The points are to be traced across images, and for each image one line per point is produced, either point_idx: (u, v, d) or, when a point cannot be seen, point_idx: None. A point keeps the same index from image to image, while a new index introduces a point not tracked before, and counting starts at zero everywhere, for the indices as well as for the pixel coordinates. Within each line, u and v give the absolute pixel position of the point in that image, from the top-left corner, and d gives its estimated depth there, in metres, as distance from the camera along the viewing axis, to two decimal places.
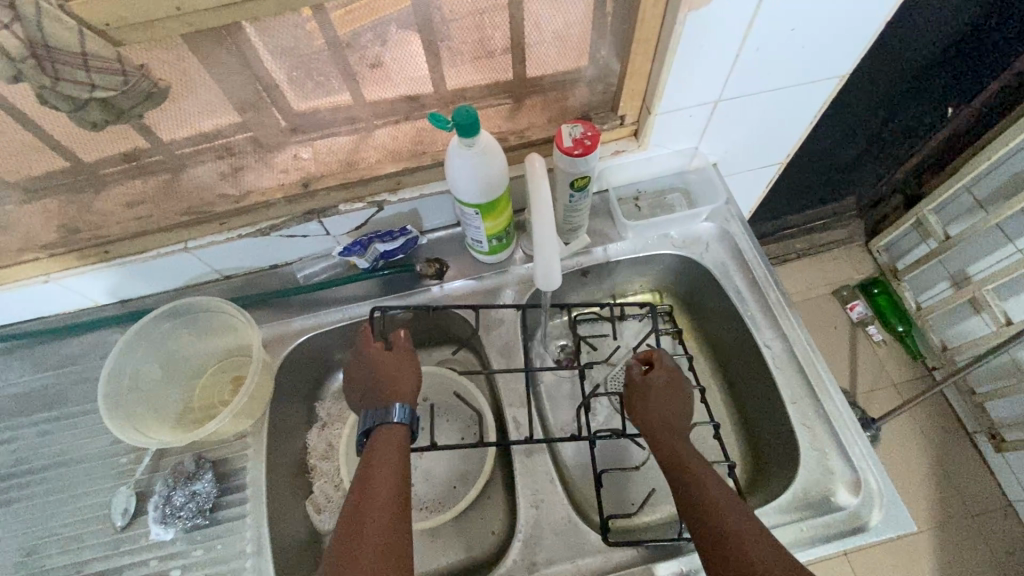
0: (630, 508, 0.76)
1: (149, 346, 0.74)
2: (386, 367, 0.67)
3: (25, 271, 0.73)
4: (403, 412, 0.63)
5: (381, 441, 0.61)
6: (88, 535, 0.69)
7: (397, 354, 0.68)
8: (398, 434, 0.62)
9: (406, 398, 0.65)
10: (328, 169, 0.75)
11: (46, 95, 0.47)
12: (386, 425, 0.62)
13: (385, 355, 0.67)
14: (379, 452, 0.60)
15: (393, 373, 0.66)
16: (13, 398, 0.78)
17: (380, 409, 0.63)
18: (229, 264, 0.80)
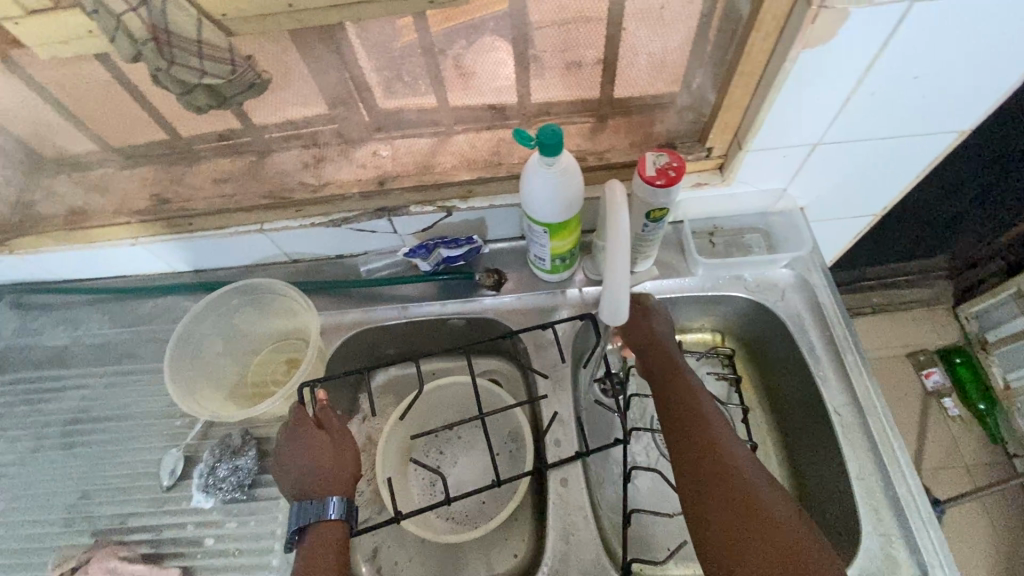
0: (658, 555, 0.71)
1: (215, 319, 0.77)
2: (324, 454, 0.65)
3: (116, 232, 0.78)
4: (339, 508, 0.61)
5: (319, 541, 0.60)
6: (137, 489, 0.72)
7: (334, 439, 0.67)
8: (334, 531, 0.61)
9: (342, 492, 0.63)
10: (404, 169, 0.75)
11: (160, 77, 0.50)
12: (321, 522, 0.60)
13: (323, 440, 0.66)
14: (315, 552, 0.59)
15: (329, 464, 0.64)
16: (90, 347, 0.83)
17: (316, 503, 0.61)
18: (299, 249, 0.83)
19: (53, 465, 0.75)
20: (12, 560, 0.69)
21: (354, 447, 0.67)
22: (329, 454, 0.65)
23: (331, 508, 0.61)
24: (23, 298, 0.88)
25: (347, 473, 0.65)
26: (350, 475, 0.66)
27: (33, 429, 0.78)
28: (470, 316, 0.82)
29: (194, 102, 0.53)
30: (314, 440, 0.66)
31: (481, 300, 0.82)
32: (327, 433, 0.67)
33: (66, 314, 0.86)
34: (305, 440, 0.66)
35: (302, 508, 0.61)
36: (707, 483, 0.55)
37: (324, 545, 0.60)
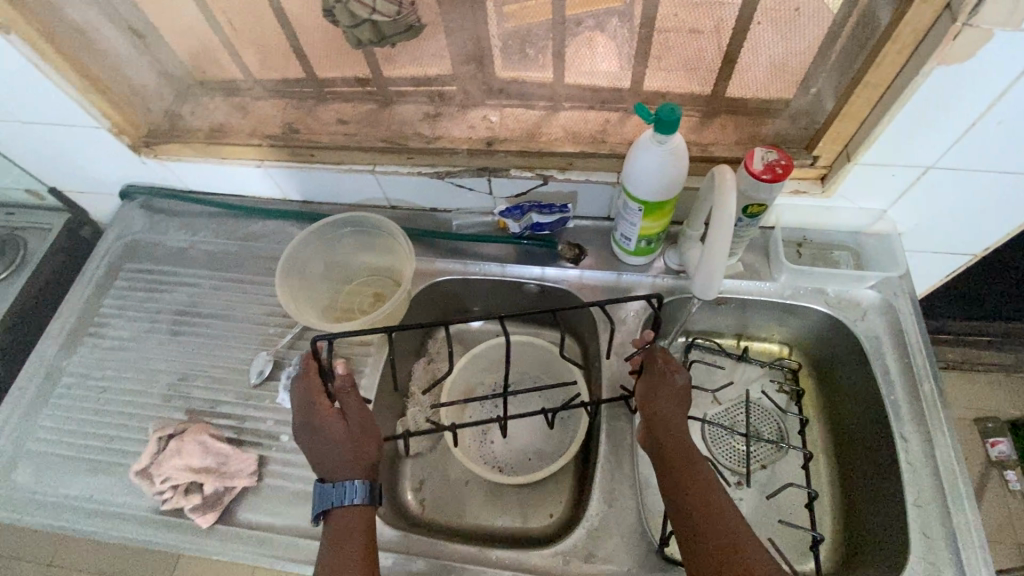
0: None
1: (322, 244, 0.84)
2: (340, 436, 0.66)
3: (245, 153, 0.86)
4: (363, 491, 0.64)
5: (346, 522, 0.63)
6: (228, 381, 0.80)
7: (351, 425, 0.67)
8: (358, 512, 0.64)
9: (361, 475, 0.65)
10: (513, 134, 0.80)
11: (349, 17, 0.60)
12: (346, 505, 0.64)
13: (338, 424, 0.67)
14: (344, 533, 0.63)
15: (347, 450, 0.66)
16: (204, 251, 0.93)
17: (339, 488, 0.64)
18: (400, 196, 0.89)
19: (158, 347, 0.84)
20: (115, 421, 0.78)
21: (373, 432, 0.68)
22: (348, 441, 0.66)
23: (354, 492, 0.64)
24: (154, 200, 0.98)
25: (368, 457, 0.67)
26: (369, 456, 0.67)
27: (148, 313, 0.87)
28: (546, 284, 0.86)
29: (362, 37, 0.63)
30: (332, 425, 0.67)
31: (558, 270, 0.85)
32: (345, 418, 0.68)
33: (188, 220, 0.96)
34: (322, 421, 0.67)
35: (327, 492, 0.64)
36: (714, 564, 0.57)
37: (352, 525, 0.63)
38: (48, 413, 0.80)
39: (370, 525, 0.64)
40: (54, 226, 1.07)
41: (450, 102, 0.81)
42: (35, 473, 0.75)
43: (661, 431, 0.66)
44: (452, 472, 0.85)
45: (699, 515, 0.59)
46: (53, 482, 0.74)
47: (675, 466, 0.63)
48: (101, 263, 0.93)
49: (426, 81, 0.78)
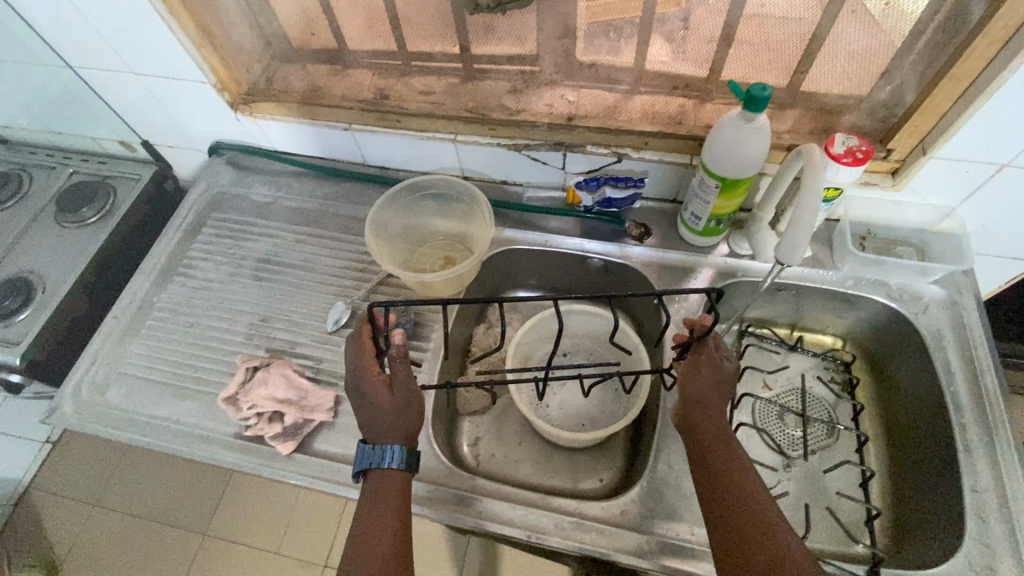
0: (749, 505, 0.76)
1: (403, 202, 0.88)
2: (385, 402, 0.68)
3: (336, 115, 0.91)
4: (399, 456, 0.65)
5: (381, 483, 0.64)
6: (307, 325, 0.85)
7: (396, 393, 0.68)
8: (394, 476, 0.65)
9: (400, 441, 0.66)
10: (593, 111, 0.84)
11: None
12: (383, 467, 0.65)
13: (384, 389, 0.68)
14: (378, 492, 0.64)
15: (389, 417, 0.67)
16: (286, 207, 0.98)
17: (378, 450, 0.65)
18: (475, 167, 0.94)
19: (242, 290, 0.89)
20: (201, 354, 0.84)
21: (416, 404, 0.68)
22: (391, 409, 0.67)
23: (392, 456, 0.65)
24: (242, 158, 1.05)
25: (409, 427, 0.67)
26: (411, 426, 0.68)
27: (234, 259, 0.93)
28: (610, 260, 0.89)
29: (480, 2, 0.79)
30: (378, 392, 0.68)
31: (623, 246, 0.89)
32: (391, 387, 0.68)
33: (272, 178, 1.02)
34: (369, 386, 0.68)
35: (366, 452, 0.65)
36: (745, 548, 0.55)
37: (389, 487, 0.64)
38: (140, 341, 0.85)
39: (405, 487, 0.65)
40: (142, 176, 1.14)
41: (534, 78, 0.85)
42: (128, 394, 0.81)
43: (700, 416, 0.65)
44: (506, 432, 0.89)
45: (734, 499, 0.58)
46: (144, 403, 0.80)
47: (712, 450, 0.62)
48: (190, 211, 0.99)
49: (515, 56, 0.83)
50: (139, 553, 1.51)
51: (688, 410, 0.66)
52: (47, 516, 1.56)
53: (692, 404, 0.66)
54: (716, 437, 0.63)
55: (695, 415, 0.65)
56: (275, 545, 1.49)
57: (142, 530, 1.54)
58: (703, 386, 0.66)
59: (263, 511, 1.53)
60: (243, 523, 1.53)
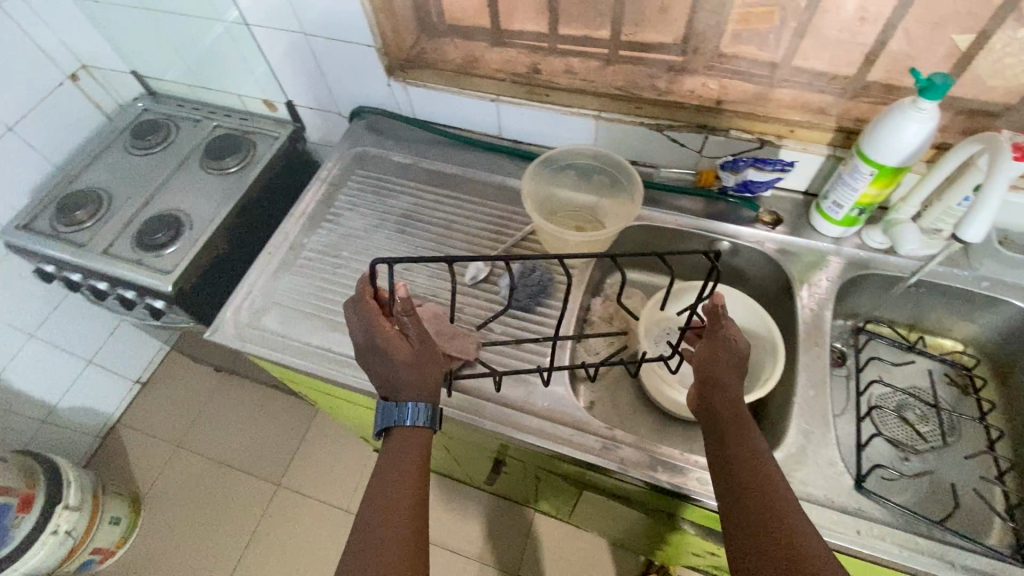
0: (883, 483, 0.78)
1: (550, 167, 0.92)
2: (405, 359, 0.65)
3: (487, 86, 0.96)
4: (424, 414, 0.64)
5: (401, 443, 0.63)
6: (447, 276, 0.91)
7: (416, 348, 0.65)
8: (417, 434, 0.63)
9: (426, 396, 0.64)
10: (741, 98, 0.88)
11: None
12: (404, 427, 0.63)
13: (399, 346, 0.65)
14: (398, 452, 0.62)
15: (411, 374, 0.64)
16: (424, 170, 1.05)
17: (398, 409, 0.63)
18: (609, 145, 0.99)
19: (385, 240, 0.96)
20: (349, 293, 0.90)
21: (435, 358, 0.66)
22: (412, 366, 0.64)
23: (416, 414, 0.63)
24: (382, 124, 1.12)
25: (432, 383, 0.65)
26: (434, 381, 0.65)
27: (377, 211, 0.99)
28: (738, 243, 0.93)
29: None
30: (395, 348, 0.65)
31: (752, 230, 0.92)
32: (410, 340, 0.65)
33: (409, 143, 1.09)
34: (383, 342, 0.65)
35: (389, 410, 0.64)
36: (752, 530, 0.53)
37: (410, 446, 0.63)
38: (292, 275, 0.92)
39: (426, 448, 0.64)
40: (280, 134, 1.22)
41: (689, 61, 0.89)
42: (281, 321, 0.87)
43: (716, 399, 0.64)
44: (621, 400, 0.92)
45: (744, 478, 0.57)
46: (298, 330, 0.86)
47: (725, 430, 0.61)
48: (335, 165, 1.06)
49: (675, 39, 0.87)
50: (214, 495, 1.59)
51: (706, 392, 0.65)
52: (133, 451, 1.66)
53: (710, 386, 0.65)
54: (732, 419, 0.62)
55: (711, 396, 0.65)
56: (345, 503, 1.54)
57: (219, 473, 1.62)
58: (722, 368, 0.66)
59: (333, 469, 1.59)
60: (314, 477, 1.59)
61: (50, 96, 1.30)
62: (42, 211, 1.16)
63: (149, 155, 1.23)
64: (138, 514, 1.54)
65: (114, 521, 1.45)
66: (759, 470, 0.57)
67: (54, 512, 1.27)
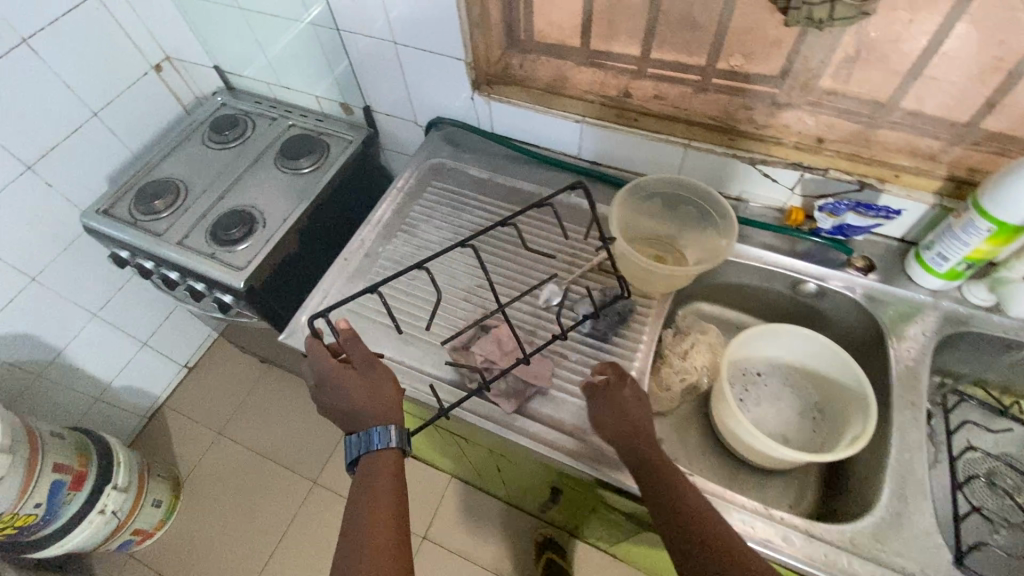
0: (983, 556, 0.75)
1: (641, 193, 0.88)
2: (361, 387, 0.73)
3: (575, 106, 0.95)
4: (392, 435, 0.70)
5: (373, 466, 0.69)
6: (522, 296, 0.89)
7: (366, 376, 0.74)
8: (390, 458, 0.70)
9: (388, 419, 0.72)
10: (843, 138, 0.84)
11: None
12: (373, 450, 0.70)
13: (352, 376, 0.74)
14: (371, 475, 0.68)
15: (367, 399, 0.72)
16: (500, 186, 1.04)
17: (363, 435, 0.70)
18: (693, 175, 0.96)
19: (460, 255, 0.95)
20: (423, 307, 0.89)
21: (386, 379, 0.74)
22: (365, 392, 0.73)
23: (382, 436, 0.70)
24: (459, 136, 1.12)
25: (388, 404, 0.73)
26: (390, 400, 0.73)
27: (452, 225, 0.99)
28: (826, 287, 0.89)
29: (804, 21, 0.65)
30: (346, 379, 0.74)
31: (841, 274, 0.88)
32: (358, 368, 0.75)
33: (486, 158, 1.08)
34: (336, 379, 0.74)
35: (356, 439, 0.71)
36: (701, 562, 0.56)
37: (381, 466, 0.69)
38: (366, 283, 0.92)
39: (397, 464, 0.70)
40: (354, 138, 1.23)
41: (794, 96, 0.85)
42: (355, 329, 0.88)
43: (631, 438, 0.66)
44: (690, 439, 0.89)
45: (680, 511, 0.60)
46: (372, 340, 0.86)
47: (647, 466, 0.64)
48: (411, 175, 1.06)
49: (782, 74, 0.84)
50: (251, 486, 1.60)
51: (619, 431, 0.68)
52: (176, 435, 1.69)
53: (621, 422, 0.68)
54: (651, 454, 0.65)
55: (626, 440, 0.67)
56: None
57: (257, 464, 1.63)
58: (629, 406, 0.68)
59: None
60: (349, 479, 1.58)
61: (136, 85, 1.34)
62: (122, 198, 1.20)
63: (225, 149, 1.25)
64: (177, 498, 1.56)
65: (155, 504, 1.47)
66: (689, 501, 0.60)
67: (104, 492, 1.29)
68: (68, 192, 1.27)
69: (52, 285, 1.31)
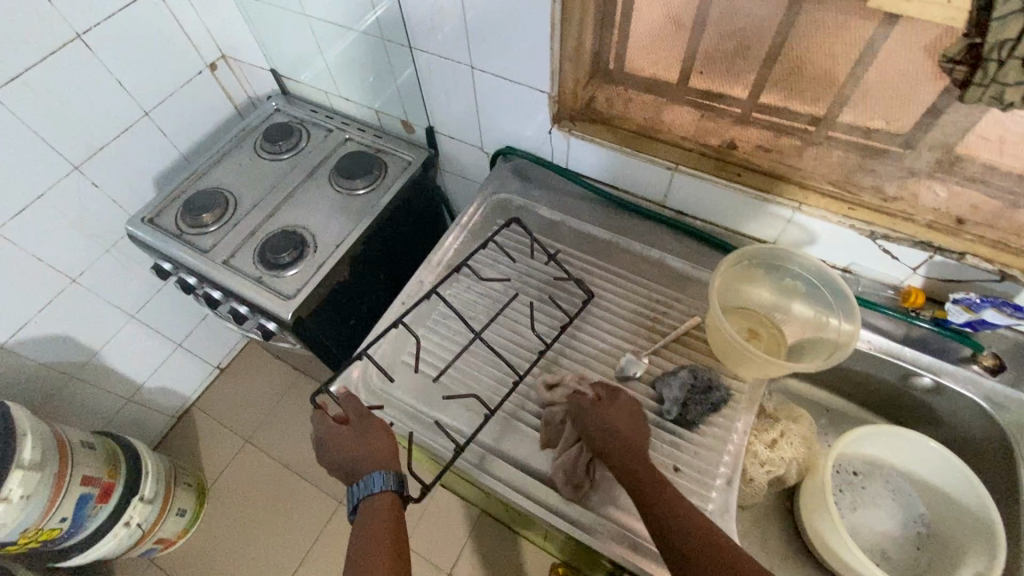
0: None
1: (745, 263, 0.79)
2: (357, 438, 0.73)
3: (669, 153, 0.85)
4: (387, 478, 0.69)
5: (371, 513, 0.68)
6: (596, 365, 0.80)
7: (360, 424, 0.74)
8: (389, 499, 0.69)
9: (385, 465, 0.71)
10: (991, 220, 0.72)
11: (992, 43, 0.51)
12: (369, 496, 0.69)
13: (347, 429, 0.74)
14: (369, 523, 0.66)
15: (363, 447, 0.72)
16: (572, 231, 0.95)
17: (362, 481, 0.70)
18: (795, 240, 0.85)
19: (526, 309, 0.86)
20: (484, 368, 0.81)
21: (379, 424, 0.74)
22: (359, 441, 0.73)
23: (380, 480, 0.69)
24: (529, 170, 1.02)
25: (383, 450, 0.72)
26: (386, 445, 0.73)
27: (519, 272, 0.90)
28: (942, 382, 0.79)
29: (988, 100, 0.55)
30: (339, 432, 0.74)
31: (955, 368, 0.78)
32: (352, 419, 0.75)
33: (557, 197, 0.99)
34: (331, 433, 0.74)
35: (354, 490, 0.70)
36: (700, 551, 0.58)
37: (379, 512, 0.68)
38: (424, 333, 0.85)
39: (394, 509, 0.69)
40: (413, 159, 1.16)
41: (942, 170, 0.73)
42: (410, 386, 0.81)
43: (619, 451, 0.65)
44: (772, 541, 0.80)
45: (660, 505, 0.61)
46: (430, 402, 0.79)
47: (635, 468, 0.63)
48: (475, 211, 0.98)
49: (934, 146, 0.72)
50: (275, 498, 1.56)
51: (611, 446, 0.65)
52: (203, 438, 1.66)
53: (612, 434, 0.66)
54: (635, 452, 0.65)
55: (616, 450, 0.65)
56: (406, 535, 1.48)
57: (283, 477, 1.59)
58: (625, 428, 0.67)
59: None
60: None
61: (188, 85, 1.28)
62: (168, 206, 1.14)
63: (277, 161, 1.19)
64: (202, 505, 1.53)
65: (180, 513, 1.43)
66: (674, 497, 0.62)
67: (130, 503, 1.25)
68: (113, 193, 1.22)
69: (90, 287, 1.27)
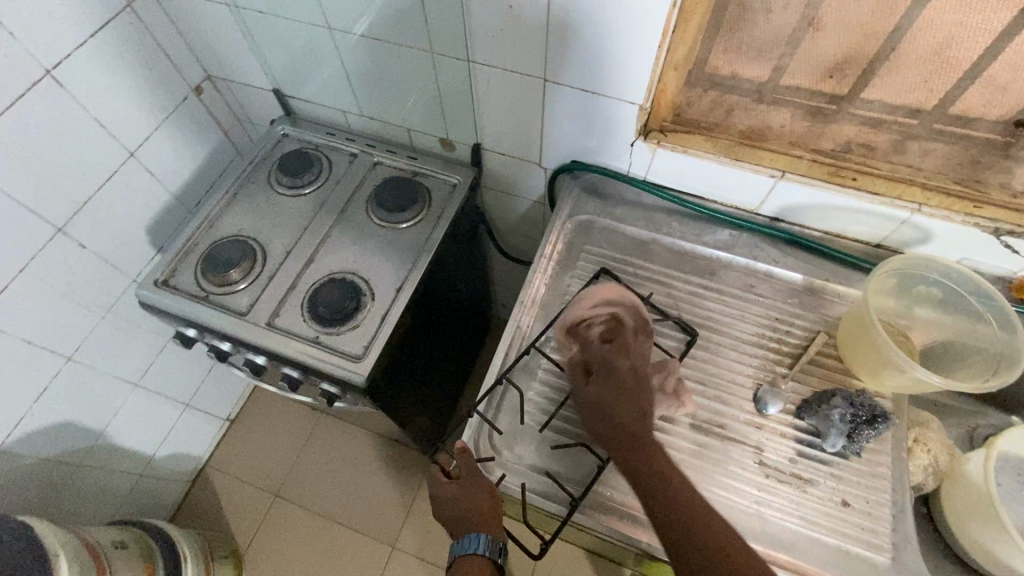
0: None
1: (887, 274, 0.74)
2: (462, 495, 0.67)
3: (775, 161, 0.79)
4: (483, 543, 0.65)
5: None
6: (733, 400, 0.74)
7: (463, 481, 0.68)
8: (483, 565, 0.64)
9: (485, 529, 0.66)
10: None
11: None
12: (465, 556, 0.65)
13: (452, 485, 0.69)
14: None
15: (462, 504, 0.67)
16: (666, 250, 0.88)
17: (461, 540, 0.66)
18: (905, 240, 0.82)
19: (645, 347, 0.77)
20: None
21: (483, 484, 0.67)
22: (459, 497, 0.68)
23: (475, 543, 0.65)
24: (605, 187, 0.94)
25: (484, 513, 0.66)
26: (488, 506, 0.66)
27: None
28: None
29: None
30: (447, 486, 0.69)
31: None
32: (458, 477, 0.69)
33: (640, 212, 0.92)
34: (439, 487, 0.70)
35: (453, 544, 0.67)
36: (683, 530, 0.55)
37: None
38: (536, 386, 0.76)
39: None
40: (459, 180, 1.05)
41: None
42: (533, 450, 0.71)
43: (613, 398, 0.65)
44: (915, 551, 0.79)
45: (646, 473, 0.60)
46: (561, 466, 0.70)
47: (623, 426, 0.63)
48: (558, 238, 0.89)
49: None
50: (321, 555, 1.43)
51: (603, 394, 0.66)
52: (226, 500, 1.50)
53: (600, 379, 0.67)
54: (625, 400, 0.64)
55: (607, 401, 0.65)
56: None
57: (325, 530, 1.47)
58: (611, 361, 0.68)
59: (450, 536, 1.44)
60: (432, 541, 1.44)
61: (174, 113, 1.09)
62: (183, 263, 0.98)
63: (300, 195, 1.04)
64: None
65: None
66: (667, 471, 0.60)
67: None
68: (103, 251, 1.04)
69: (87, 361, 1.09)
